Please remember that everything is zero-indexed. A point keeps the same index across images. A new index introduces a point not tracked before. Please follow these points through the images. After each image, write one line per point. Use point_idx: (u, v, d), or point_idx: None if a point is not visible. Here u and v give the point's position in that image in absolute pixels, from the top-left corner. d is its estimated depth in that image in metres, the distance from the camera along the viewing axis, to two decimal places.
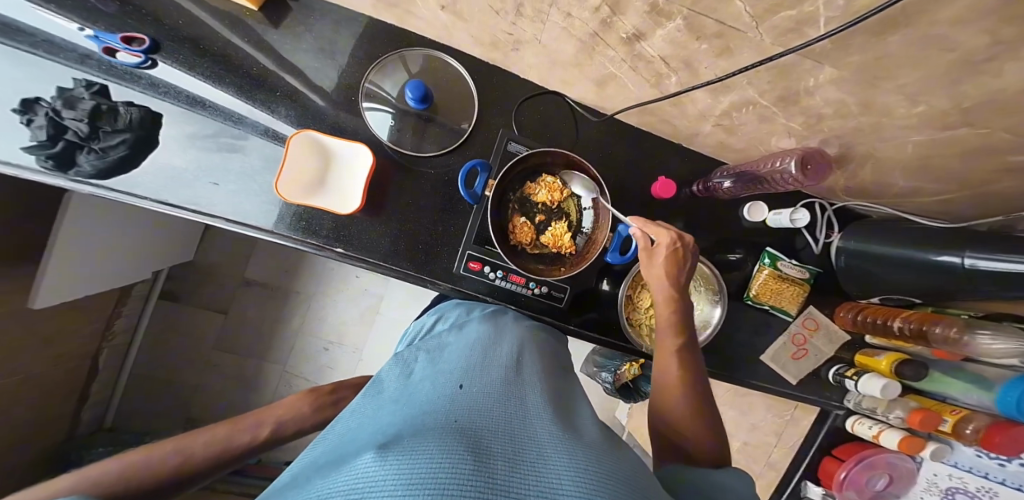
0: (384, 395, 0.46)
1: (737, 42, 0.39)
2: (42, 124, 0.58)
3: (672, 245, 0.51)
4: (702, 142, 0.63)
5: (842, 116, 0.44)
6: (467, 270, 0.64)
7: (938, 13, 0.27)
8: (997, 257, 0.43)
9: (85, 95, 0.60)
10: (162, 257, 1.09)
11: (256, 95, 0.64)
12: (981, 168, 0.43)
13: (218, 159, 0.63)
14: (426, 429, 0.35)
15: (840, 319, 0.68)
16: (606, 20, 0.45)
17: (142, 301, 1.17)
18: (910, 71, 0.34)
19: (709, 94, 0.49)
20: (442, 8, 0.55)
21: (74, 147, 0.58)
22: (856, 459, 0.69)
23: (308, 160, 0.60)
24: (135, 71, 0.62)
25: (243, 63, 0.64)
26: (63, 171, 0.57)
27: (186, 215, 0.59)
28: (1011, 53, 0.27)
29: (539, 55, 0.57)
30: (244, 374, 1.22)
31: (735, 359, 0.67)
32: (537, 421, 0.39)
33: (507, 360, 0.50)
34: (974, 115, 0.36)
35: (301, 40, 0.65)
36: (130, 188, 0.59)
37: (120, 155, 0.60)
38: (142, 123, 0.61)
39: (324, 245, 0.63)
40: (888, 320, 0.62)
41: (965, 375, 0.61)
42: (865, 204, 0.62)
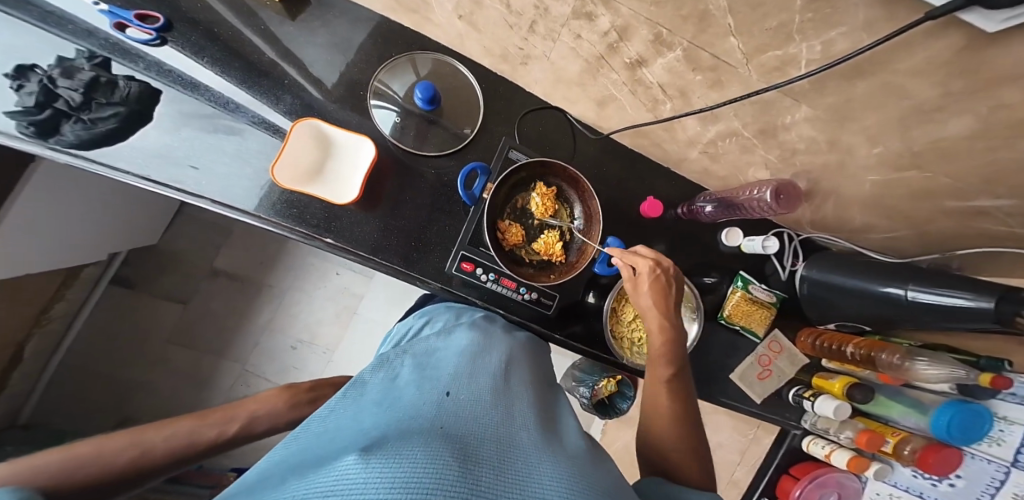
0: (365, 397, 0.43)
1: (727, 76, 0.44)
2: (33, 90, 0.57)
3: (651, 273, 0.53)
4: (688, 168, 0.68)
5: (812, 153, 0.49)
6: (459, 271, 0.62)
7: (900, 62, 0.32)
8: (938, 290, 0.49)
9: (85, 66, 0.59)
10: (126, 238, 1.03)
11: (262, 83, 0.64)
12: (924, 210, 0.49)
13: (213, 140, 0.62)
14: (414, 431, 0.32)
15: (802, 343, 0.72)
16: (612, 44, 0.50)
17: (91, 284, 1.08)
18: (870, 115, 0.39)
19: (698, 122, 0.54)
20: (459, 18, 0.59)
21: (61, 116, 0.57)
22: (810, 477, 0.73)
23: (306, 147, 0.60)
24: (141, 50, 0.62)
25: (251, 51, 0.64)
26: (43, 139, 0.55)
27: (169, 193, 0.57)
28: (955, 104, 0.33)
29: (545, 71, 0.61)
30: (198, 371, 1.13)
31: (709, 376, 0.70)
32: (525, 435, 0.38)
33: (493, 370, 0.49)
34: (922, 159, 0.41)
35: (314, 34, 0.66)
36: (117, 163, 0.57)
37: (109, 128, 0.58)
38: (139, 98, 0.61)
39: (313, 234, 0.61)
40: (843, 345, 0.66)
41: (904, 399, 0.67)
42: (827, 236, 0.68)
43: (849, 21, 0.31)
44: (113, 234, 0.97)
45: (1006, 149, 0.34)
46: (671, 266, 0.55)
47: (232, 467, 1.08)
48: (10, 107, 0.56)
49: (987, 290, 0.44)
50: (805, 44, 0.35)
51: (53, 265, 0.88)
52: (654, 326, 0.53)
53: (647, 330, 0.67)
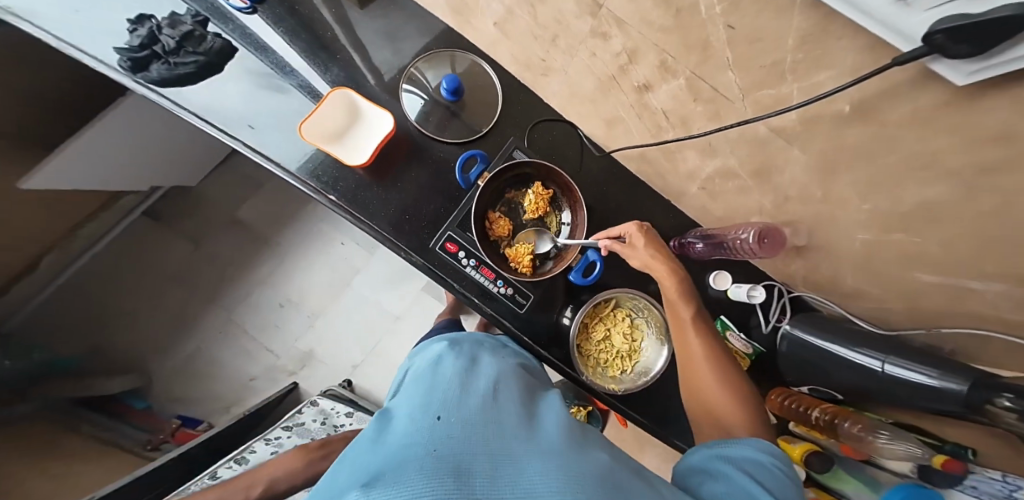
0: (356, 444, 0.37)
1: (725, 110, 0.44)
2: (142, 33, 0.65)
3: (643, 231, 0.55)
4: (687, 203, 0.68)
5: (804, 201, 0.49)
6: (443, 250, 0.66)
7: (889, 111, 0.31)
8: (912, 365, 0.49)
9: (188, 21, 0.66)
10: (167, 175, 1.06)
11: (318, 56, 0.68)
12: (909, 282, 0.47)
13: (263, 96, 0.67)
14: (405, 467, 0.28)
15: (772, 401, 0.70)
16: (623, 66, 0.52)
17: (125, 211, 1.10)
18: (860, 167, 0.38)
19: (699, 155, 0.54)
20: (494, 24, 0.62)
21: (155, 57, 0.65)
22: None
23: (337, 112, 0.63)
24: (234, 13, 0.67)
25: (320, 26, 0.68)
26: (135, 73, 0.65)
27: (212, 131, 0.65)
28: (939, 164, 0.32)
29: (562, 85, 0.63)
30: (191, 313, 1.18)
31: (670, 413, 0.68)
32: (522, 440, 0.34)
33: (486, 386, 0.45)
34: (910, 222, 0.40)
35: (373, 20, 0.69)
36: (189, 105, 0.66)
37: (187, 72, 0.66)
38: (220, 53, 0.67)
39: (320, 190, 0.65)
40: (809, 408, 0.66)
41: (862, 476, 0.62)
42: (817, 298, 0.65)
43: (839, 63, 0.31)
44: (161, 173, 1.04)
45: (975, 225, 0.33)
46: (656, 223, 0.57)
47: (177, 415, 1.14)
48: (121, 43, 0.65)
49: (956, 373, 0.43)
50: (797, 84, 0.35)
51: (104, 185, 0.92)
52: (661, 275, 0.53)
53: (614, 355, 0.66)
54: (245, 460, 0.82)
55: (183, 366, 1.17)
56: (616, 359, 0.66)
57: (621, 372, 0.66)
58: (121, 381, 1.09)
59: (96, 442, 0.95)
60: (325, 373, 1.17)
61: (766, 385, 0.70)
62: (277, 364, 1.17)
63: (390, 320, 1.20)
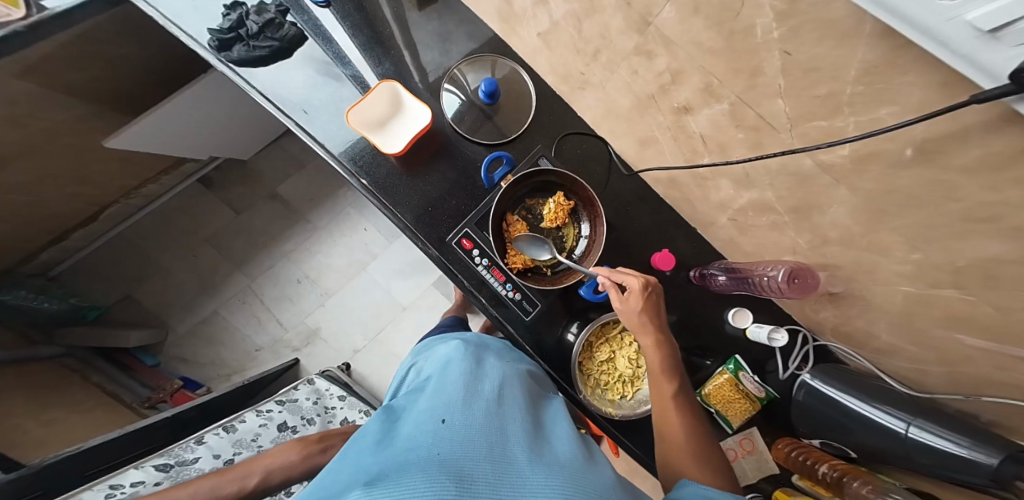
0: (365, 438, 0.37)
1: (768, 139, 0.43)
2: (232, 17, 0.68)
3: (641, 289, 0.51)
4: (714, 233, 0.65)
5: (842, 245, 0.46)
6: (457, 245, 0.64)
7: (952, 157, 0.29)
8: (941, 433, 0.45)
9: (272, 9, 0.69)
10: (222, 148, 1.08)
11: (372, 50, 0.69)
12: (953, 344, 0.44)
13: (321, 82, 0.68)
14: (405, 474, 0.27)
15: (778, 451, 0.68)
16: (664, 86, 0.51)
17: (184, 176, 1.16)
18: (912, 214, 0.36)
19: (733, 185, 0.53)
20: (537, 35, 0.63)
21: (237, 39, 0.67)
22: None
23: (381, 103, 0.64)
24: (311, 6, 0.70)
25: (380, 22, 0.69)
26: (220, 53, 0.67)
27: (267, 105, 0.66)
28: (1005, 219, 0.29)
29: (598, 101, 0.62)
30: (207, 285, 1.19)
31: None
32: (527, 455, 0.32)
33: (495, 393, 0.43)
34: (962, 279, 0.37)
35: (428, 21, 0.70)
36: (263, 88, 0.67)
37: (260, 55, 0.67)
38: (294, 41, 0.68)
39: (353, 173, 0.65)
40: (817, 463, 0.62)
41: None
42: (845, 351, 0.62)
43: (901, 100, 0.29)
44: (214, 146, 1.05)
45: None
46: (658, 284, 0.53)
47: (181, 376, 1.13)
48: (213, 25, 0.68)
49: (996, 449, 0.39)
50: (853, 118, 0.34)
51: (165, 147, 0.94)
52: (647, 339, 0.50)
53: (616, 378, 0.64)
54: (233, 429, 0.79)
55: (197, 331, 1.17)
56: (618, 383, 0.64)
57: (620, 398, 0.64)
58: (140, 336, 1.08)
59: (101, 393, 0.97)
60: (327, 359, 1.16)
61: (771, 433, 0.69)
62: (284, 338, 1.17)
63: (397, 309, 1.19)
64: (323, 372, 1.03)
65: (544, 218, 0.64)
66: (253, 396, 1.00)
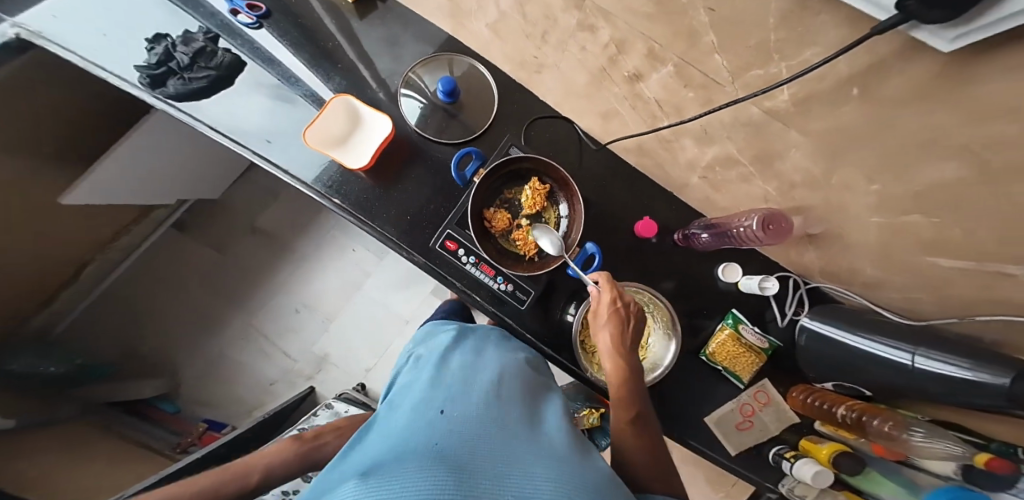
0: (368, 431, 0.39)
1: (718, 96, 0.43)
2: (158, 51, 0.69)
3: (611, 303, 0.52)
4: (691, 194, 0.66)
5: (810, 187, 0.46)
6: (443, 248, 0.67)
7: (883, 87, 0.30)
8: (943, 357, 0.44)
9: (200, 38, 0.71)
10: (191, 188, 1.13)
11: (322, 66, 0.71)
12: (934, 271, 0.44)
13: (273, 106, 0.70)
14: (404, 459, 0.29)
15: (793, 399, 0.68)
16: (613, 58, 0.51)
17: (156, 224, 1.22)
18: (870, 144, 0.36)
19: (696, 143, 0.53)
20: (487, 24, 0.63)
21: (169, 73, 0.69)
22: None
23: (338, 118, 0.66)
24: (242, 29, 0.72)
25: (324, 36, 0.71)
26: (155, 89, 0.68)
27: (223, 141, 0.68)
28: (947, 139, 0.29)
29: (555, 81, 0.62)
30: (219, 319, 1.25)
31: (682, 417, 0.69)
32: (518, 444, 0.34)
33: (491, 381, 0.46)
34: (921, 204, 0.37)
35: (372, 29, 0.71)
36: (212, 119, 0.69)
37: (199, 87, 0.69)
38: (229, 66, 0.70)
39: (325, 194, 0.68)
40: (834, 406, 0.63)
41: (898, 478, 0.56)
42: (838, 289, 0.61)
43: (823, 40, 0.30)
44: (178, 186, 1.08)
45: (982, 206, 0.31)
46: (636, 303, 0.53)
47: (204, 418, 1.21)
48: (140, 61, 0.69)
49: (991, 365, 0.39)
50: (785, 63, 0.34)
51: (133, 198, 0.98)
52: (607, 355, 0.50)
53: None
54: None
55: (208, 373, 1.24)
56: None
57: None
58: (152, 386, 1.18)
59: (129, 442, 1.04)
60: (338, 377, 1.22)
61: (782, 382, 0.69)
62: (295, 367, 1.23)
63: (398, 322, 1.23)
64: (341, 395, 1.06)
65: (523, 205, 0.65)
66: (279, 429, 1.08)
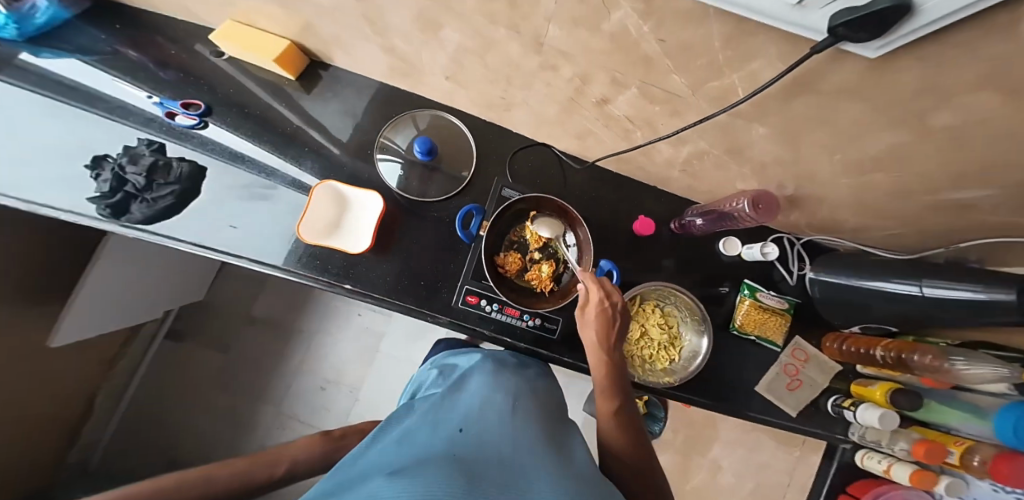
0: (389, 435, 0.44)
1: (681, 106, 0.48)
2: (107, 177, 0.65)
3: (600, 305, 0.53)
4: (674, 186, 0.71)
5: (781, 164, 0.51)
6: (466, 304, 0.69)
7: (823, 83, 0.35)
8: (950, 285, 0.50)
9: (146, 152, 0.68)
10: (174, 298, 1.13)
11: (288, 152, 0.71)
12: (904, 205, 0.50)
13: (248, 205, 0.68)
14: (428, 458, 0.33)
15: (829, 349, 0.73)
16: (579, 88, 0.54)
17: (148, 340, 1.21)
18: (823, 128, 0.41)
19: (670, 146, 0.58)
20: (447, 79, 0.64)
21: (130, 198, 0.64)
22: (874, 496, 0.70)
23: (325, 205, 0.67)
24: (189, 132, 0.71)
25: (281, 121, 0.72)
26: (117, 218, 0.63)
27: (215, 255, 0.64)
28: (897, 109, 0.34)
29: (526, 114, 0.67)
30: (238, 416, 1.21)
31: (733, 392, 0.71)
32: (530, 455, 0.38)
33: (505, 403, 0.50)
34: (881, 160, 0.42)
35: (327, 104, 0.74)
36: (191, 235, 0.64)
37: (167, 204, 0.66)
38: (190, 175, 0.68)
39: (333, 282, 0.66)
40: (872, 349, 0.67)
41: (961, 404, 0.63)
42: (830, 238, 0.71)
43: (762, 54, 0.35)
44: (152, 303, 1.06)
45: (940, 144, 0.37)
46: (621, 300, 0.54)
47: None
48: (90, 194, 0.64)
49: (1001, 285, 0.44)
50: (735, 74, 0.39)
51: (121, 322, 0.99)
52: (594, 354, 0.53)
53: (657, 347, 0.70)
54: None
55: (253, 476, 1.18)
56: (661, 351, 0.70)
57: (670, 363, 0.70)
58: None
59: None
60: None
61: (815, 335, 0.74)
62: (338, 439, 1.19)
63: None
64: None
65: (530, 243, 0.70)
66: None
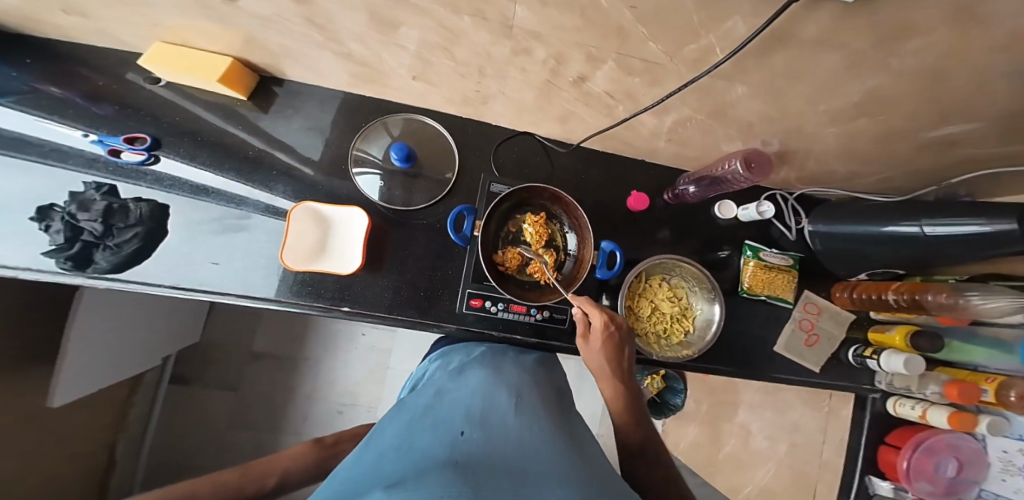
0: (387, 435, 0.43)
1: (661, 74, 0.46)
2: (59, 227, 0.60)
3: (603, 327, 0.58)
4: (661, 156, 0.71)
5: (766, 121, 0.50)
6: (470, 308, 0.68)
7: (801, 35, 0.33)
8: (952, 221, 0.50)
9: (96, 196, 0.63)
10: (166, 343, 1.10)
11: (254, 177, 0.67)
12: (889, 145, 0.50)
13: (223, 239, 0.65)
14: (430, 467, 0.32)
15: (839, 299, 0.76)
16: (554, 69, 0.52)
17: (154, 389, 1.19)
18: (802, 81, 0.40)
19: (654, 116, 0.57)
20: (414, 78, 0.61)
21: (90, 246, 0.60)
22: (913, 444, 0.68)
23: (305, 226, 0.65)
24: (141, 169, 0.65)
25: (244, 147, 0.68)
26: (81, 270, 0.59)
27: (200, 296, 0.62)
28: (888, 50, 0.32)
29: (502, 104, 0.65)
30: (260, 449, 1.21)
31: (753, 351, 0.74)
32: (536, 457, 0.37)
33: (509, 400, 0.49)
34: (869, 105, 0.42)
35: (288, 122, 0.70)
36: (167, 277, 0.62)
37: (134, 248, 0.62)
38: (152, 215, 0.64)
39: (331, 306, 0.65)
40: (883, 294, 0.69)
41: (984, 340, 0.63)
42: (822, 189, 0.72)
43: (737, 10, 0.32)
44: (146, 351, 1.04)
45: (928, 81, 0.36)
46: (621, 320, 0.60)
47: None
48: (43, 247, 0.59)
49: (998, 213, 0.44)
50: (712, 34, 0.37)
51: (111, 376, 0.94)
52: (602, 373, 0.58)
53: (670, 321, 0.70)
54: None
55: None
56: (675, 324, 0.70)
57: (685, 336, 0.71)
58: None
59: None
60: None
61: (827, 286, 0.77)
62: None
63: None
64: None
65: (532, 242, 0.68)
66: None
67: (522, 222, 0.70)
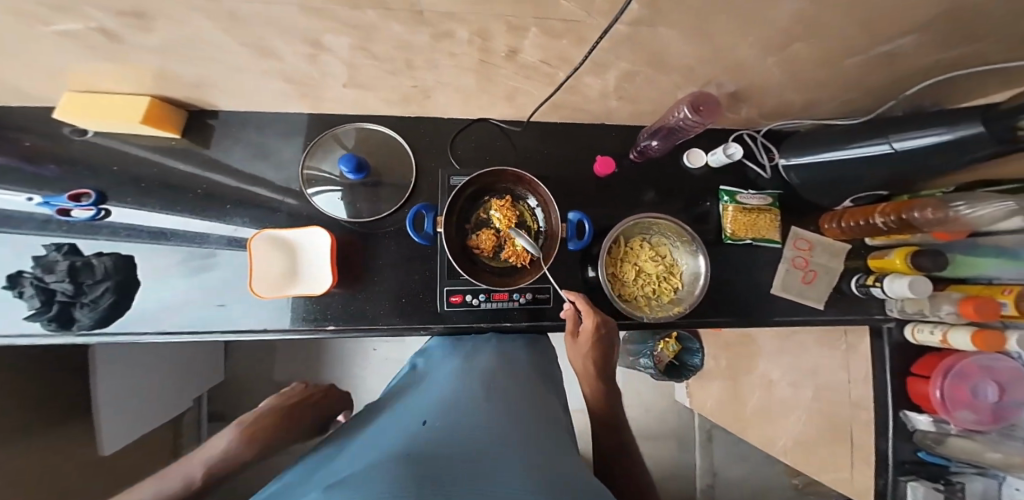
0: (355, 442, 0.43)
1: (587, 31, 0.44)
2: (32, 292, 0.62)
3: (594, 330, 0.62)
4: (617, 115, 0.69)
5: (705, 62, 0.48)
6: (452, 305, 0.68)
7: None
8: (918, 132, 0.48)
9: (59, 257, 0.64)
10: (196, 383, 1.13)
11: (217, 212, 0.68)
12: (839, 66, 0.48)
13: (194, 280, 0.66)
14: (384, 461, 0.32)
15: (829, 231, 0.75)
16: (482, 46, 0.50)
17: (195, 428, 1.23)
18: (722, 14, 0.37)
19: (594, 76, 0.55)
20: (347, 85, 0.60)
21: (68, 306, 0.62)
22: (943, 371, 0.63)
23: (270, 257, 0.64)
24: (96, 223, 0.66)
25: (201, 183, 0.68)
26: (68, 328, 0.62)
27: (188, 339, 0.64)
28: None
29: (444, 94, 0.63)
30: None
31: (752, 296, 0.74)
32: (498, 442, 0.37)
33: (477, 390, 0.49)
34: (803, 28, 0.39)
35: (236, 151, 0.69)
36: (156, 326, 0.64)
37: (110, 301, 0.63)
38: (118, 267, 0.65)
39: (317, 326, 0.66)
40: (871, 219, 0.67)
41: (990, 251, 0.60)
42: (788, 121, 0.69)
43: None
44: (180, 392, 1.08)
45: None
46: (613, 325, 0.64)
47: None
48: (26, 312, 0.62)
49: (960, 119, 0.43)
50: None
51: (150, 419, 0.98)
52: (585, 369, 0.64)
53: (657, 281, 0.70)
54: None
55: None
56: (663, 283, 0.70)
57: (675, 293, 0.70)
58: None
59: None
60: None
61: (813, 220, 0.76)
62: None
63: None
64: None
65: (500, 227, 0.67)
66: None
67: (489, 208, 0.69)
